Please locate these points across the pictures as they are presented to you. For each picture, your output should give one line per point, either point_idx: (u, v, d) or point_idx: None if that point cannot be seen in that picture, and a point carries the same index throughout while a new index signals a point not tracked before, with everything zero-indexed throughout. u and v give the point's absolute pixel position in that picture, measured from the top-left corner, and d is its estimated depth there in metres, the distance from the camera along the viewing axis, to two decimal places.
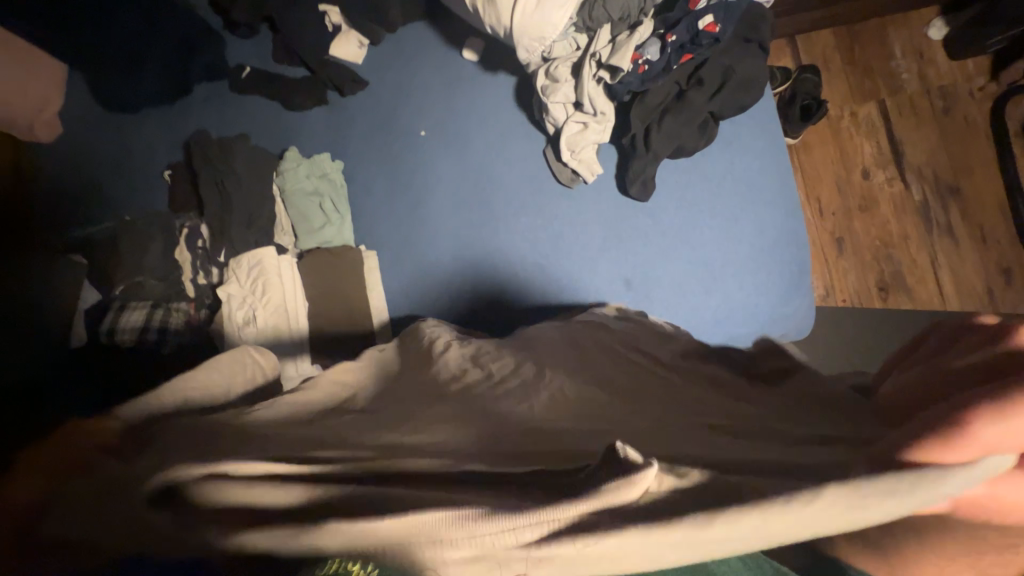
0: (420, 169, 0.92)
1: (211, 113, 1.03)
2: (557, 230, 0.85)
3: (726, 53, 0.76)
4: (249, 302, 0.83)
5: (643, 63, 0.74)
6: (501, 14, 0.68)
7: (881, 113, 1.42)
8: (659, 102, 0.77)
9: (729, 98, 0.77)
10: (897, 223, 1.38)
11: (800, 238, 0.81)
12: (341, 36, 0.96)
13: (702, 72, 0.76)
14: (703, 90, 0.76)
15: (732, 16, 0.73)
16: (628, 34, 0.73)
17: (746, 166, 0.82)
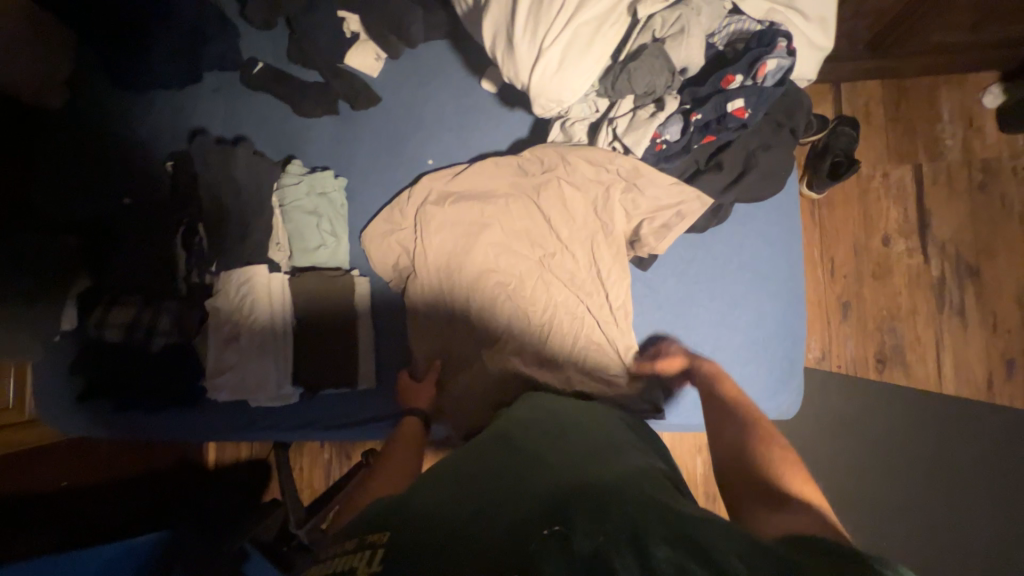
0: (443, 195, 0.87)
1: (219, 104, 1.00)
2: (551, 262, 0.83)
3: (751, 135, 0.77)
4: (236, 318, 0.83)
5: (661, 142, 0.76)
6: (520, 69, 0.64)
7: (916, 178, 1.36)
8: (677, 173, 0.79)
9: (742, 188, 0.79)
10: (908, 296, 1.35)
11: (796, 330, 0.84)
12: (358, 46, 0.92)
13: (722, 154, 0.77)
14: (723, 171, 0.77)
15: (763, 102, 0.73)
16: (652, 110, 0.74)
17: (755, 249, 0.84)
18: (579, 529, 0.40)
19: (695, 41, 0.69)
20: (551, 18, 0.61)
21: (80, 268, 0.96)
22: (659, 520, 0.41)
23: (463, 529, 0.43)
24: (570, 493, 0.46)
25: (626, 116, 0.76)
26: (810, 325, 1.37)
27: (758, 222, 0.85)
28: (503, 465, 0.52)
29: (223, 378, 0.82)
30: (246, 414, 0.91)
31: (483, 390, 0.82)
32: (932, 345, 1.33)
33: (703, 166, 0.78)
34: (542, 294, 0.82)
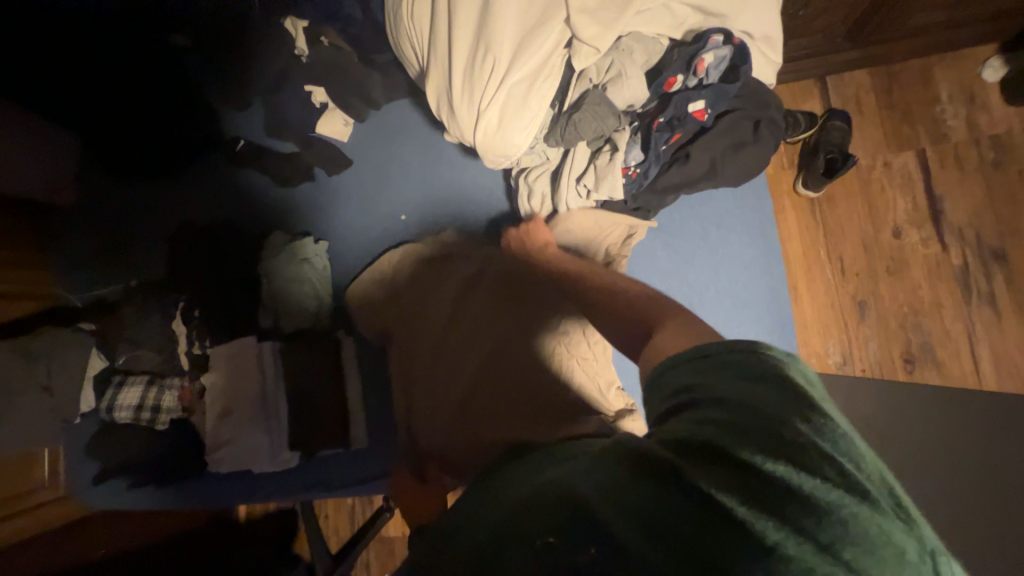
0: (429, 261, 0.91)
1: (208, 182, 1.06)
2: (534, 293, 0.87)
3: (721, 136, 0.81)
4: (225, 393, 0.86)
5: (632, 170, 0.79)
6: (465, 130, 0.73)
7: (920, 164, 1.29)
8: (674, 181, 0.82)
9: (731, 168, 0.82)
10: (929, 288, 1.26)
11: (760, 319, 0.95)
12: (326, 114, 0.97)
13: (690, 148, 0.80)
14: (690, 166, 0.81)
15: (723, 98, 0.77)
16: (611, 148, 0.78)
17: (733, 275, 0.95)
18: (534, 530, 0.39)
19: (635, 81, 0.75)
20: (486, 83, 0.69)
21: (93, 350, 1.01)
22: (609, 486, 0.40)
23: (464, 556, 0.43)
24: (520, 500, 0.44)
25: (591, 170, 0.80)
26: (827, 329, 1.29)
27: (733, 249, 0.95)
28: (469, 504, 0.53)
29: (222, 451, 0.85)
30: (252, 481, 0.93)
31: (477, 457, 0.80)
32: (964, 339, 1.24)
33: (672, 162, 0.81)
34: (523, 365, 0.83)
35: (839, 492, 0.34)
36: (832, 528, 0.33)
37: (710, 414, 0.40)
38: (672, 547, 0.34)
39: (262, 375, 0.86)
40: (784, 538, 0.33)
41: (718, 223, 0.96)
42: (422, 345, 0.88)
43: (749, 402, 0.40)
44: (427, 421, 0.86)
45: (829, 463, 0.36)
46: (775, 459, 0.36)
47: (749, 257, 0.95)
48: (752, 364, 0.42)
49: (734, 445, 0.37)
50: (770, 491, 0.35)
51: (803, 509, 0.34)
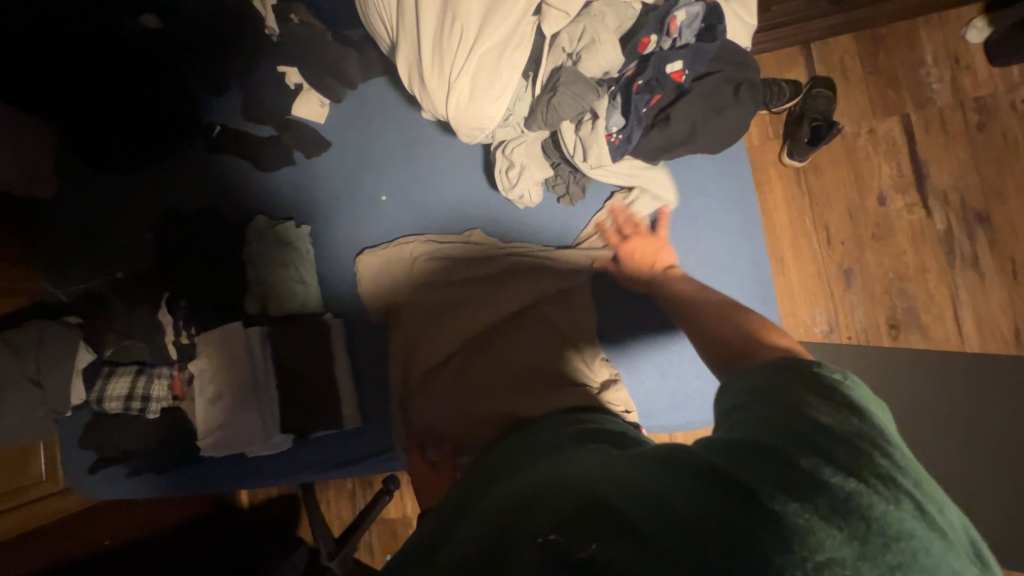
0: (428, 254, 0.91)
1: (186, 170, 1.05)
2: (525, 266, 0.89)
3: (702, 98, 0.79)
4: (218, 379, 0.87)
5: (614, 136, 0.77)
6: (437, 103, 0.72)
7: (905, 129, 1.29)
8: (656, 145, 0.81)
9: (713, 131, 0.81)
10: (914, 253, 1.27)
11: (744, 286, 0.94)
12: (302, 95, 0.95)
13: (671, 110, 0.78)
14: (671, 128, 0.79)
15: (701, 58, 0.76)
16: (591, 117, 0.76)
17: (713, 243, 0.95)
18: (551, 521, 0.38)
19: (609, 46, 0.73)
20: (455, 54, 0.68)
21: (81, 345, 0.99)
22: (636, 483, 0.40)
23: (498, 511, 0.45)
24: (533, 493, 0.44)
25: (573, 142, 0.79)
26: (813, 299, 1.30)
27: (714, 216, 0.95)
28: (478, 496, 0.53)
29: (213, 436, 0.86)
30: (247, 466, 0.93)
31: (471, 437, 0.81)
32: (948, 303, 1.25)
33: (653, 125, 0.79)
34: (519, 343, 0.85)
35: (881, 503, 0.34)
36: (864, 533, 0.33)
37: (760, 420, 0.42)
38: (698, 537, 0.34)
39: (245, 355, 0.87)
40: (814, 534, 0.33)
41: (697, 190, 0.96)
42: (410, 323, 0.89)
43: (803, 411, 0.42)
44: (416, 401, 0.86)
45: (907, 496, 0.35)
46: (852, 477, 0.36)
47: (730, 225, 0.95)
48: (812, 383, 0.46)
49: (807, 452, 0.38)
50: (810, 490, 0.35)
51: (839, 510, 0.34)
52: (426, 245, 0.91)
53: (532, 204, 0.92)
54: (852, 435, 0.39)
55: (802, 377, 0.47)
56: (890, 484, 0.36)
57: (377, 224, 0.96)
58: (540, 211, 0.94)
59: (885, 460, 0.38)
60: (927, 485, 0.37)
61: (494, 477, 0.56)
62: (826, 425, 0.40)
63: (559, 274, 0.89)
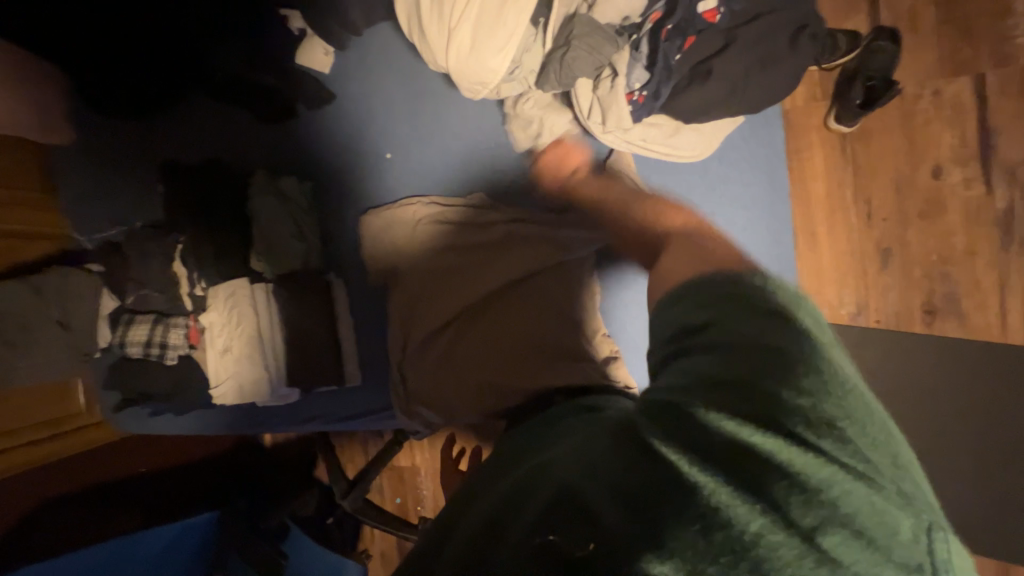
0: (426, 224, 0.88)
1: (204, 127, 1.04)
2: (533, 235, 0.86)
3: (750, 48, 0.72)
4: (228, 331, 0.89)
5: (639, 95, 0.73)
6: (437, 53, 0.66)
7: (977, 91, 1.13)
8: (691, 105, 0.74)
9: (759, 85, 0.73)
10: (964, 234, 1.16)
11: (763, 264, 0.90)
12: (305, 42, 0.90)
13: (712, 62, 0.72)
14: (712, 84, 0.72)
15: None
16: (611, 74, 0.72)
17: (732, 215, 0.89)
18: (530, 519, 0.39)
19: None
20: None
21: (103, 291, 1.04)
22: (594, 457, 0.42)
23: (473, 510, 0.44)
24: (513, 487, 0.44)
25: (592, 103, 0.75)
26: (844, 279, 1.22)
27: (734, 187, 0.89)
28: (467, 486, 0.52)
29: (224, 385, 0.89)
30: (259, 414, 0.98)
31: (474, 404, 0.83)
32: (994, 290, 1.15)
33: (690, 81, 0.73)
34: (514, 313, 0.84)
35: (812, 445, 0.37)
36: (797, 483, 0.35)
37: (706, 365, 0.43)
38: (657, 510, 0.35)
39: (250, 307, 0.89)
40: (756, 491, 0.35)
41: (721, 156, 0.89)
42: (413, 287, 0.87)
43: (745, 351, 0.43)
44: (417, 369, 0.86)
45: (835, 429, 0.37)
46: (784, 423, 0.38)
47: (752, 196, 0.89)
48: (752, 308, 0.46)
49: (741, 403, 0.39)
50: (751, 445, 0.37)
51: (782, 460, 0.36)
52: (431, 210, 0.88)
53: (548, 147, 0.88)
54: (787, 372, 0.41)
55: (737, 302, 0.47)
56: (822, 422, 0.38)
57: (382, 183, 0.93)
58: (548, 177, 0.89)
59: (820, 403, 0.39)
60: (855, 414, 0.39)
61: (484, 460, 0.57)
62: (760, 365, 0.41)
63: (571, 243, 0.85)
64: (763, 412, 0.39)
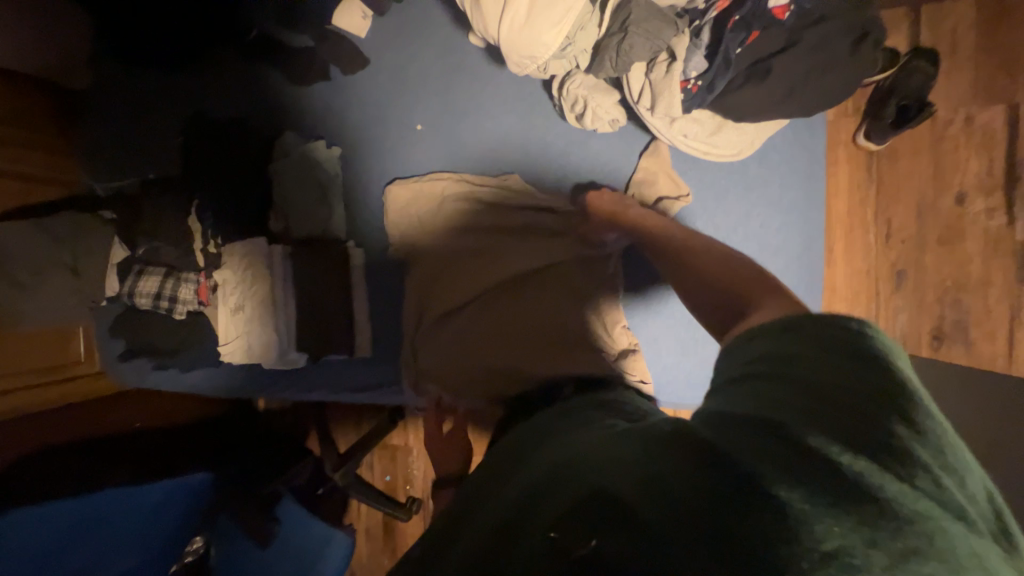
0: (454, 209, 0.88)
1: (224, 79, 1.01)
2: (564, 220, 0.85)
3: (817, 50, 0.67)
4: (242, 288, 0.88)
5: (693, 83, 0.70)
6: (491, 24, 0.64)
7: (1009, 121, 1.12)
8: (746, 101, 0.70)
9: (820, 89, 0.69)
10: (981, 263, 1.16)
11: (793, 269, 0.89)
12: (343, 3, 0.87)
13: (774, 60, 0.68)
14: (771, 83, 0.69)
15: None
16: (668, 58, 0.69)
17: (765, 218, 0.88)
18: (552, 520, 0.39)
19: None
20: None
21: (115, 242, 1.02)
22: (639, 465, 0.40)
23: (512, 503, 0.45)
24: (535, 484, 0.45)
25: (643, 86, 0.72)
26: (856, 298, 1.22)
27: (770, 190, 0.88)
28: (490, 477, 0.54)
29: (231, 345, 0.88)
30: (264, 378, 0.98)
31: (491, 384, 0.83)
32: (1004, 321, 1.16)
33: (748, 78, 0.69)
34: (533, 298, 0.84)
35: (892, 482, 0.33)
36: (875, 519, 0.31)
37: (772, 387, 0.39)
38: (706, 535, 0.34)
39: (260, 268, 0.88)
40: (824, 525, 0.32)
41: (755, 159, 0.88)
42: (436, 263, 0.87)
43: (816, 371, 0.39)
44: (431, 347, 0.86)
45: (921, 469, 0.33)
46: (856, 454, 0.34)
47: (787, 200, 0.88)
48: (824, 330, 0.42)
49: (806, 427, 0.36)
50: (820, 475, 0.34)
51: (855, 494, 0.32)
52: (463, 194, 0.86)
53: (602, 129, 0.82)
54: (867, 400, 0.36)
55: (812, 325, 0.43)
56: (905, 458, 0.34)
57: (412, 155, 0.91)
58: (580, 163, 0.88)
59: (911, 439, 0.34)
60: (943, 450, 0.34)
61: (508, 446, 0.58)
62: (830, 389, 0.37)
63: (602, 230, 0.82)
64: (838, 441, 0.35)
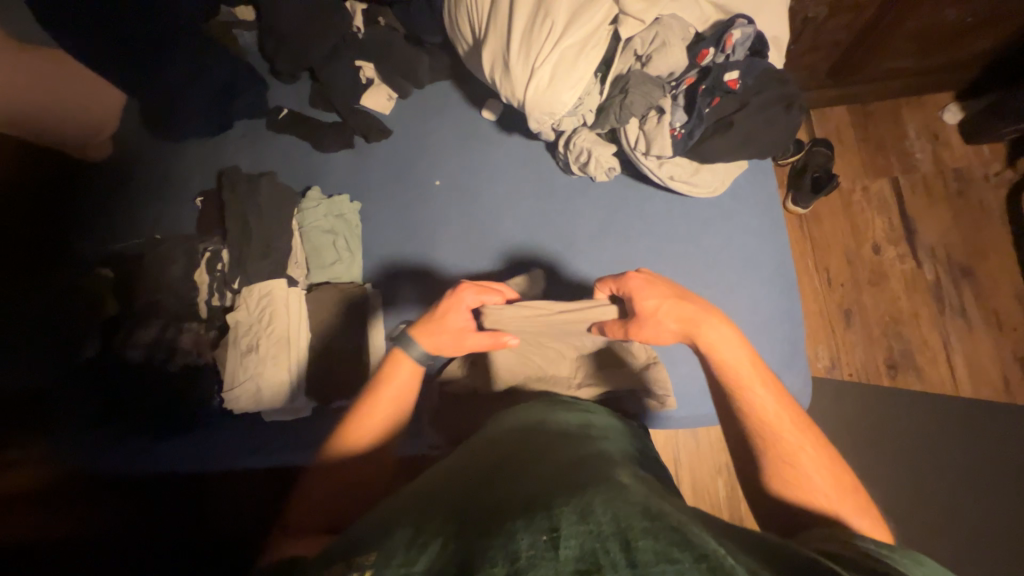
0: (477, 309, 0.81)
1: (246, 149, 1.10)
2: (571, 252, 0.91)
3: (761, 111, 0.75)
4: (254, 330, 0.88)
5: (678, 131, 0.74)
6: (516, 87, 0.73)
7: (895, 189, 1.44)
8: (717, 149, 0.76)
9: (771, 140, 0.77)
10: (907, 299, 1.37)
11: (792, 295, 0.84)
12: (372, 88, 1.04)
13: (734, 117, 0.74)
14: (733, 135, 0.75)
15: (753, 72, 0.75)
16: (657, 113, 0.74)
17: (746, 242, 0.85)
18: (561, 520, 0.41)
19: (677, 49, 0.72)
20: (541, 43, 0.70)
21: (108, 296, 1.01)
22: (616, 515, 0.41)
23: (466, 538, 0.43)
24: (553, 485, 0.48)
25: (637, 135, 0.76)
26: (816, 335, 1.37)
27: (744, 216, 0.86)
28: (503, 462, 0.57)
29: (239, 389, 0.86)
30: (263, 433, 0.91)
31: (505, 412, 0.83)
32: (940, 348, 1.33)
33: (716, 131, 0.75)
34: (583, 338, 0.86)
35: None
36: None
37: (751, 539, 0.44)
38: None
39: (262, 305, 0.89)
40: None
41: None
42: None
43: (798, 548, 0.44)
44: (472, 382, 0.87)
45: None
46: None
47: (768, 223, 0.85)
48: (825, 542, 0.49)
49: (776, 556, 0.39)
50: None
51: None
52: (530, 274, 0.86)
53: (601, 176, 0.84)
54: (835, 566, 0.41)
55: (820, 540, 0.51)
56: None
57: (428, 206, 0.99)
58: (584, 202, 0.92)
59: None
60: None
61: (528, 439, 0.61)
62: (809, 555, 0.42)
63: (606, 261, 0.89)
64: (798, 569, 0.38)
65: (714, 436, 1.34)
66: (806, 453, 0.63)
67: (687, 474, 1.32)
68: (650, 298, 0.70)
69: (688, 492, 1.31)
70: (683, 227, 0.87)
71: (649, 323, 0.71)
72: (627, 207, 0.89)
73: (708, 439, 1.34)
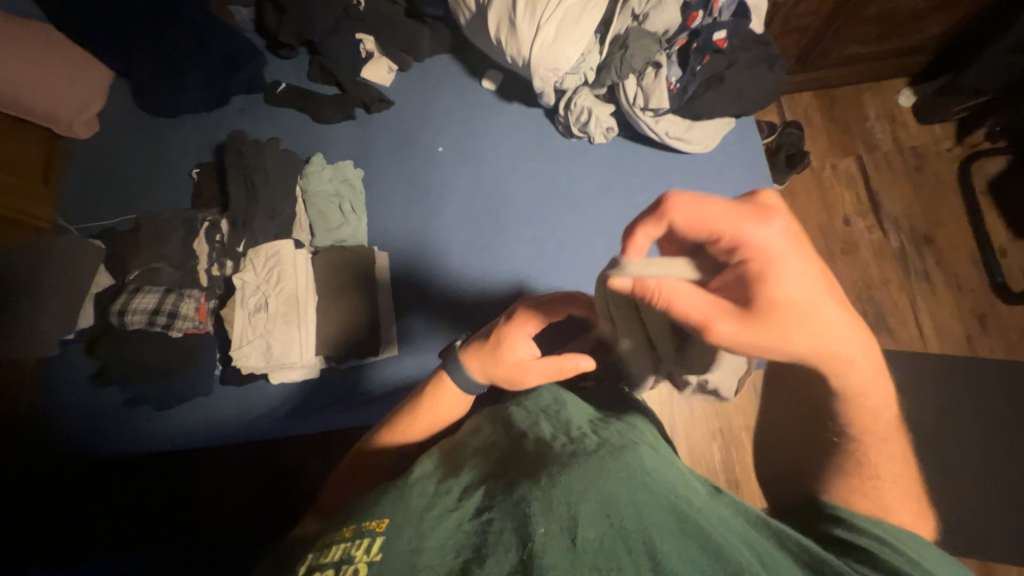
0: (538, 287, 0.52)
1: (244, 121, 1.10)
2: (576, 211, 0.94)
3: (746, 67, 0.82)
4: (262, 289, 0.89)
5: (674, 84, 0.81)
6: (522, 45, 0.79)
7: (860, 166, 1.55)
8: (708, 103, 0.82)
9: (760, 92, 0.83)
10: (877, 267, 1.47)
11: None
12: (373, 61, 1.06)
13: (724, 72, 0.81)
14: (724, 89, 0.81)
15: (739, 33, 0.83)
16: (654, 69, 0.81)
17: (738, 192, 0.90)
18: (581, 504, 0.37)
19: (671, 7, 0.80)
20: (547, 3, 0.77)
21: (101, 267, 1.00)
22: (645, 511, 0.37)
23: (463, 523, 0.38)
24: (579, 453, 0.43)
25: (634, 91, 0.83)
26: None
27: (736, 170, 0.91)
28: (498, 437, 0.50)
29: (248, 346, 0.86)
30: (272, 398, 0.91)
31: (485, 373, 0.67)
32: (909, 311, 1.43)
33: (707, 85, 0.82)
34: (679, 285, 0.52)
35: None
36: None
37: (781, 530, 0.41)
38: None
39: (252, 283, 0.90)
40: None
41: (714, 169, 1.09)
42: (472, 258, 0.94)
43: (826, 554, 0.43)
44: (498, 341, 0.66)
45: None
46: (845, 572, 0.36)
47: (759, 176, 0.90)
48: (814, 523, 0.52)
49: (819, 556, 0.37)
50: None
51: None
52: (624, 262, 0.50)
53: (602, 137, 0.90)
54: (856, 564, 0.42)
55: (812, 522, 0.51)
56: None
57: (431, 172, 1.01)
58: (585, 163, 0.96)
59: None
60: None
61: (554, 398, 0.55)
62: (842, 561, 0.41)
63: (607, 218, 0.93)
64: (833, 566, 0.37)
65: (707, 402, 1.39)
66: (892, 491, 0.52)
67: (684, 440, 1.36)
68: (795, 278, 0.44)
69: (686, 458, 1.35)
70: (679, 182, 0.91)
71: (794, 321, 0.43)
72: (627, 166, 0.94)
73: (701, 406, 1.39)
